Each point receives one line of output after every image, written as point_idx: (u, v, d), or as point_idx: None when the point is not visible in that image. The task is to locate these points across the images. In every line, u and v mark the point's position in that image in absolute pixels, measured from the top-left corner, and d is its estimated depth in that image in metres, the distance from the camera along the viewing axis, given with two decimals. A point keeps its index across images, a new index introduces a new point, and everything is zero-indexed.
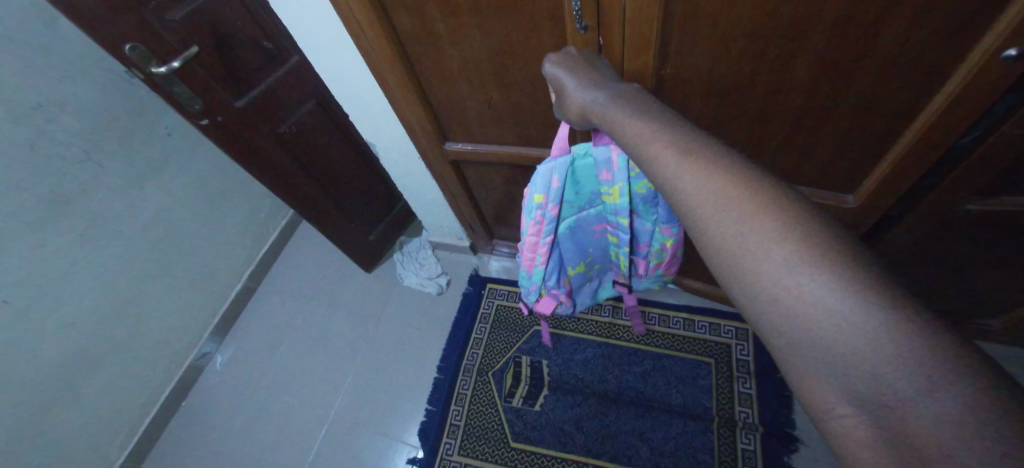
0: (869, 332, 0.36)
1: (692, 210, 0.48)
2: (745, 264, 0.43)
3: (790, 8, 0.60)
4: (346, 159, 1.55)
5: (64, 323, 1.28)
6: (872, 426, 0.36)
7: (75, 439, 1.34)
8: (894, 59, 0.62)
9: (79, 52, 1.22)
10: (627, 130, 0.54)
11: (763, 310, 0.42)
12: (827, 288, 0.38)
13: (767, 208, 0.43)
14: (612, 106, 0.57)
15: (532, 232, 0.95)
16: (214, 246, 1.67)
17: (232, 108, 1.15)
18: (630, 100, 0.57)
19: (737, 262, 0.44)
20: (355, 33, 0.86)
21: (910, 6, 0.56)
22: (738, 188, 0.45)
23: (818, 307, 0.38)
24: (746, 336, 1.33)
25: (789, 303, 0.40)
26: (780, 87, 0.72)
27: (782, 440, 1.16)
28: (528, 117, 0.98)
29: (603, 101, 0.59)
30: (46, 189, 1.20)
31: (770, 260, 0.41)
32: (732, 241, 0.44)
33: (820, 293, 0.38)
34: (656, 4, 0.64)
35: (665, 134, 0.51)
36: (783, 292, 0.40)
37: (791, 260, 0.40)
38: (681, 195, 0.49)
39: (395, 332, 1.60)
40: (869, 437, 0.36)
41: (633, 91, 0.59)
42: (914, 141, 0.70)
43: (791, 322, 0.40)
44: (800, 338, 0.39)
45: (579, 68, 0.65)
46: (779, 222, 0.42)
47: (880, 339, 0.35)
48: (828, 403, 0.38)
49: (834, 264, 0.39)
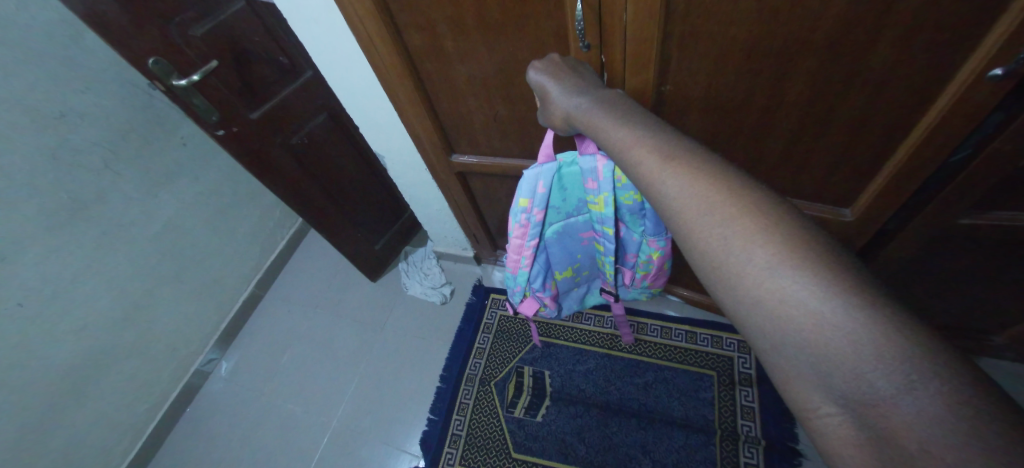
0: (847, 335, 0.38)
1: (674, 213, 0.50)
2: (725, 264, 0.45)
3: (783, 29, 0.63)
4: (356, 169, 1.58)
5: (75, 327, 1.30)
6: (857, 424, 0.38)
7: (82, 441, 1.35)
8: (888, 77, 0.65)
9: (101, 63, 1.26)
10: (611, 136, 0.57)
11: (746, 312, 0.44)
12: (805, 289, 0.40)
13: (748, 210, 0.45)
14: (596, 112, 0.59)
15: (518, 235, 0.98)
16: (225, 253, 1.70)
17: (248, 119, 1.19)
18: (613, 106, 0.59)
19: (720, 265, 0.45)
20: (369, 50, 0.89)
21: (900, 27, 0.59)
22: (717, 192, 0.47)
23: (797, 308, 0.40)
24: (747, 349, 1.34)
25: (769, 303, 0.42)
26: (774, 103, 0.74)
27: (785, 453, 1.16)
28: (532, 131, 1.01)
29: (587, 107, 0.61)
30: (65, 195, 1.24)
31: (752, 263, 0.43)
32: (714, 243, 0.46)
33: (798, 294, 0.40)
34: (655, 26, 0.67)
35: (647, 139, 0.53)
36: (766, 294, 0.42)
37: (771, 264, 0.42)
38: (665, 199, 0.51)
39: (400, 340, 1.61)
40: (853, 435, 0.38)
41: (615, 97, 0.61)
42: (909, 159, 0.72)
43: (770, 321, 0.42)
44: (783, 340, 0.41)
45: (563, 76, 0.68)
46: (760, 226, 0.44)
47: (860, 343, 0.37)
48: (815, 401, 0.40)
49: (812, 266, 0.40)
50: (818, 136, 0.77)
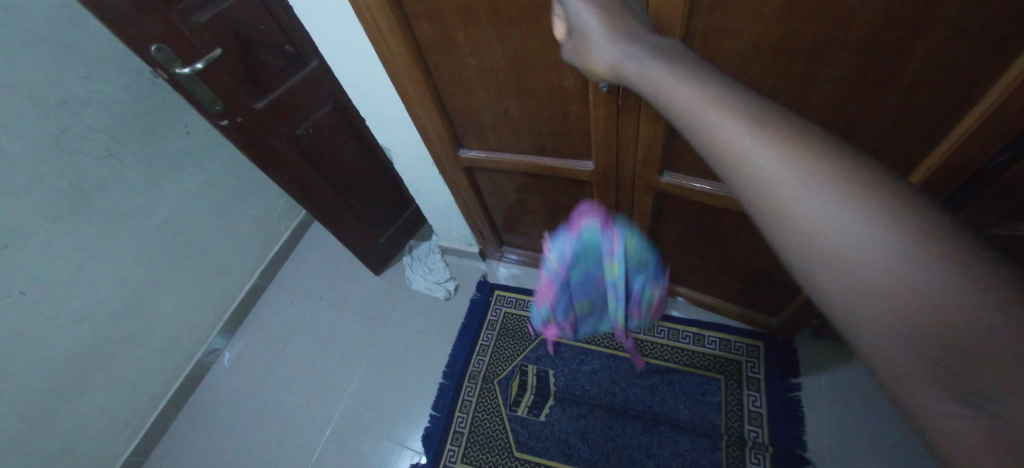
0: (944, 297, 0.30)
1: (747, 179, 0.39)
2: (799, 228, 0.36)
3: (808, 30, 0.61)
4: (360, 160, 1.56)
5: (78, 315, 1.29)
6: (980, 419, 0.28)
7: (84, 430, 1.35)
8: (916, 86, 0.62)
9: (104, 49, 1.24)
10: (667, 91, 0.46)
11: (840, 294, 0.34)
12: (904, 259, 0.31)
13: (826, 156, 0.36)
14: (648, 62, 0.48)
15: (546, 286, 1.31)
16: (228, 243, 1.68)
17: (252, 110, 1.16)
18: (669, 55, 0.48)
19: (811, 238, 0.35)
20: (377, 40, 0.87)
21: (933, 34, 0.56)
22: (813, 152, 0.36)
23: (891, 281, 0.32)
24: (756, 353, 1.31)
25: (875, 288, 0.32)
26: (798, 105, 0.72)
27: (792, 461, 1.14)
28: (543, 127, 0.98)
29: (637, 56, 0.50)
30: (68, 184, 1.22)
31: (856, 242, 0.33)
32: (802, 213, 0.36)
33: (890, 254, 0.32)
34: (678, 22, 0.65)
35: (715, 92, 0.42)
36: (875, 274, 0.32)
37: (860, 217, 0.33)
38: (737, 157, 0.40)
39: (403, 334, 1.60)
40: (979, 435, 0.28)
41: (671, 46, 0.50)
42: (942, 165, 0.67)
43: (852, 285, 0.33)
44: (890, 323, 0.32)
45: (611, 10, 0.54)
46: (868, 196, 0.34)
47: (962, 305, 0.29)
48: (910, 375, 0.31)
49: (913, 235, 0.32)
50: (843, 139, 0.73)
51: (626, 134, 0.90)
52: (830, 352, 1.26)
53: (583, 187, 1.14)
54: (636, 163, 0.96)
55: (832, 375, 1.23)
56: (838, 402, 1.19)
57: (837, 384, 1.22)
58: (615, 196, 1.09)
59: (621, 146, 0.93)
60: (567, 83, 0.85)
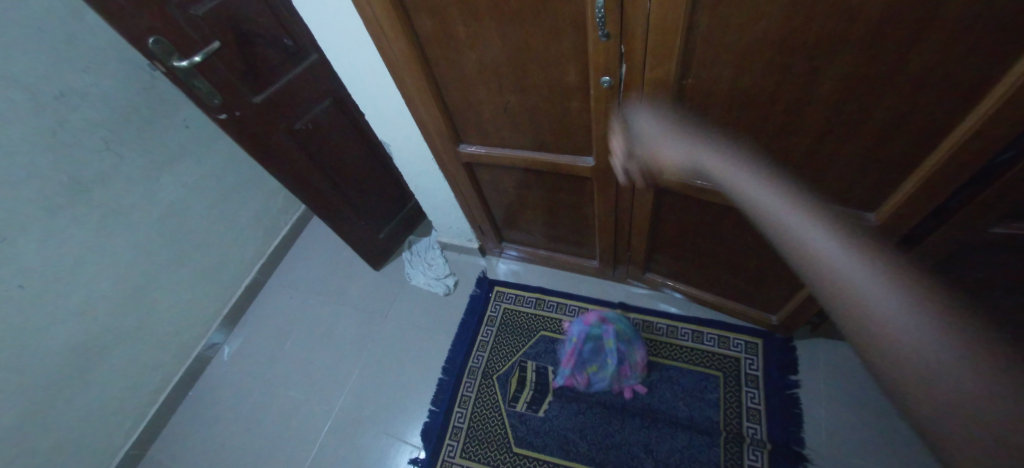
0: (952, 360, 0.61)
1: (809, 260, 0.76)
2: (857, 306, 0.69)
3: (816, 22, 0.61)
4: (360, 155, 1.55)
5: (77, 309, 1.29)
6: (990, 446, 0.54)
7: (83, 424, 1.35)
8: (923, 79, 0.62)
9: (102, 42, 1.23)
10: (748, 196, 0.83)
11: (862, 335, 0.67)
12: (949, 357, 0.61)
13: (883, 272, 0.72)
14: (728, 172, 0.84)
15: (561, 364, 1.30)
16: (228, 238, 1.68)
17: (251, 103, 1.16)
18: (733, 173, 0.84)
19: (852, 305, 0.69)
20: (377, 34, 0.86)
21: (942, 24, 0.56)
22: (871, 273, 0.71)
23: (943, 369, 0.60)
24: (755, 350, 1.31)
25: (914, 360, 0.62)
26: (803, 102, 0.71)
27: (791, 459, 1.14)
28: (544, 123, 0.97)
29: (704, 162, 0.86)
30: (65, 177, 1.22)
31: (888, 316, 0.66)
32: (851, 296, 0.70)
33: (922, 333, 0.63)
34: (680, 15, 0.66)
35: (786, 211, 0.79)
36: (914, 360, 0.62)
37: (917, 324, 0.64)
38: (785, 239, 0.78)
39: (402, 330, 1.60)
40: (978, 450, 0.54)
41: (734, 164, 0.84)
42: (949, 157, 0.67)
43: (912, 350, 0.63)
44: (931, 386, 0.60)
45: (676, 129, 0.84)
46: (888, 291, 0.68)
47: (973, 418, 0.56)
48: (959, 417, 0.57)
49: (905, 310, 0.66)
50: (843, 138, 0.73)
51: (628, 130, 0.89)
52: (829, 350, 1.26)
53: (584, 183, 1.13)
54: (637, 159, 0.95)
55: (831, 373, 1.23)
56: (836, 400, 1.20)
57: (834, 382, 1.22)
58: (615, 192, 1.08)
59: (623, 142, 0.93)
60: (569, 78, 0.84)
